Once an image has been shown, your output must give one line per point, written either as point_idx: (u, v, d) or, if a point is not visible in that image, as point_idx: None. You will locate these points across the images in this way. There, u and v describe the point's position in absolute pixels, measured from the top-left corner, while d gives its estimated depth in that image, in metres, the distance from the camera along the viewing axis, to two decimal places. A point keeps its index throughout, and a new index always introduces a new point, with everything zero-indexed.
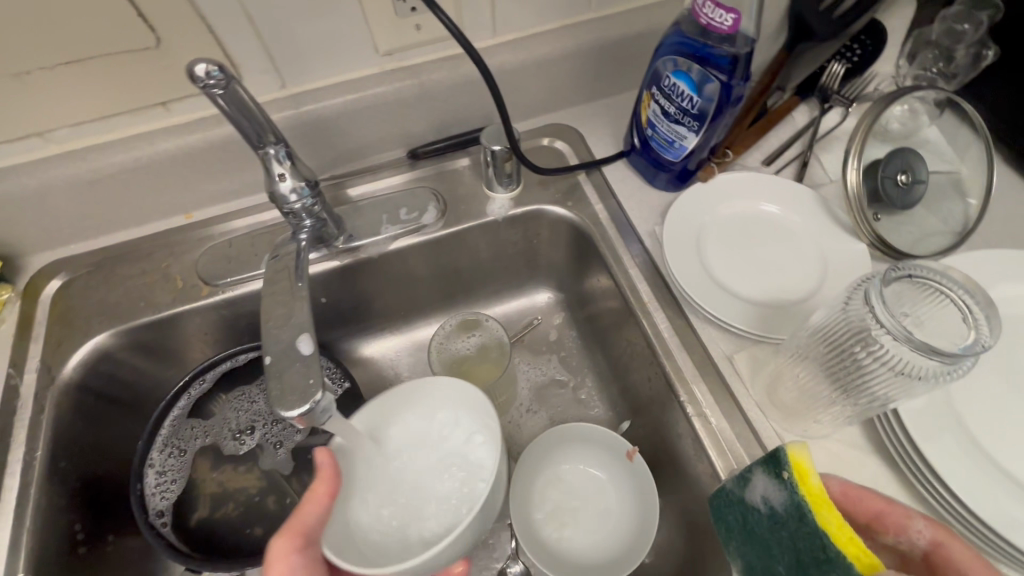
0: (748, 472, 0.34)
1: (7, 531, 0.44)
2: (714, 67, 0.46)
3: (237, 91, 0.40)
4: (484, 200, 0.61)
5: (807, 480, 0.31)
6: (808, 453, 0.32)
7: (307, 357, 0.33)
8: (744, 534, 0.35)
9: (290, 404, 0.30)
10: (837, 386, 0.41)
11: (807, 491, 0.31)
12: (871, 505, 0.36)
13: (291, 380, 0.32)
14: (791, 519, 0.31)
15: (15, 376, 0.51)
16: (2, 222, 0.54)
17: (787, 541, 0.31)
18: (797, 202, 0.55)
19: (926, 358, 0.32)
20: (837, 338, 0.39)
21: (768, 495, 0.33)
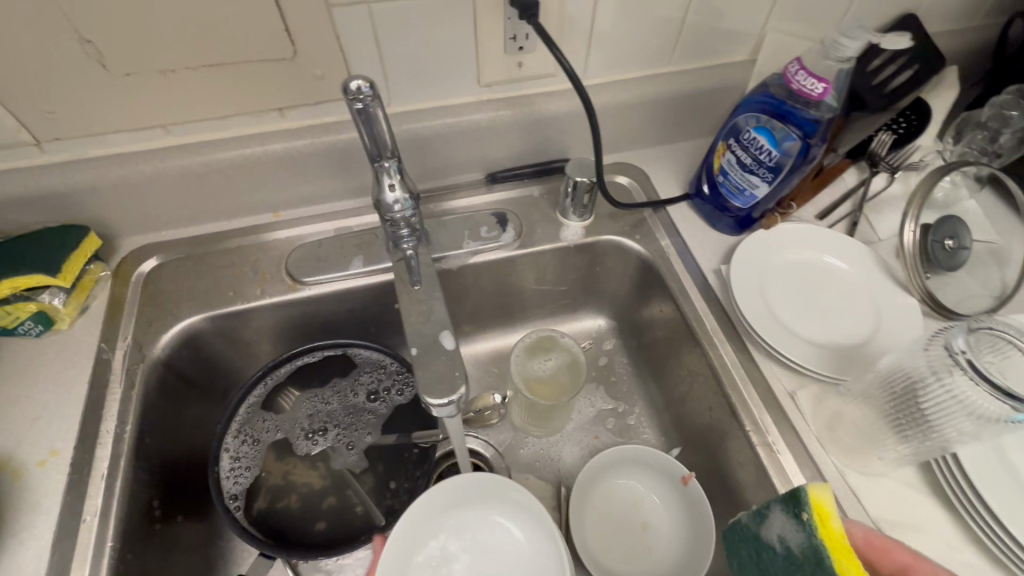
0: (769, 510, 0.37)
1: (99, 501, 0.45)
2: (797, 126, 0.52)
3: (379, 111, 0.44)
4: (557, 226, 0.65)
5: (827, 522, 0.33)
6: (828, 497, 0.34)
7: (450, 350, 0.37)
8: (755, 569, 0.38)
9: (438, 393, 0.34)
10: (903, 426, 0.44)
11: (826, 534, 0.33)
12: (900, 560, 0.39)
13: (437, 372, 0.36)
14: (808, 561, 0.33)
15: (107, 351, 0.53)
16: (109, 203, 0.56)
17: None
18: (854, 256, 0.59)
19: (1005, 403, 0.36)
20: (909, 381, 0.43)
21: (786, 534, 0.35)
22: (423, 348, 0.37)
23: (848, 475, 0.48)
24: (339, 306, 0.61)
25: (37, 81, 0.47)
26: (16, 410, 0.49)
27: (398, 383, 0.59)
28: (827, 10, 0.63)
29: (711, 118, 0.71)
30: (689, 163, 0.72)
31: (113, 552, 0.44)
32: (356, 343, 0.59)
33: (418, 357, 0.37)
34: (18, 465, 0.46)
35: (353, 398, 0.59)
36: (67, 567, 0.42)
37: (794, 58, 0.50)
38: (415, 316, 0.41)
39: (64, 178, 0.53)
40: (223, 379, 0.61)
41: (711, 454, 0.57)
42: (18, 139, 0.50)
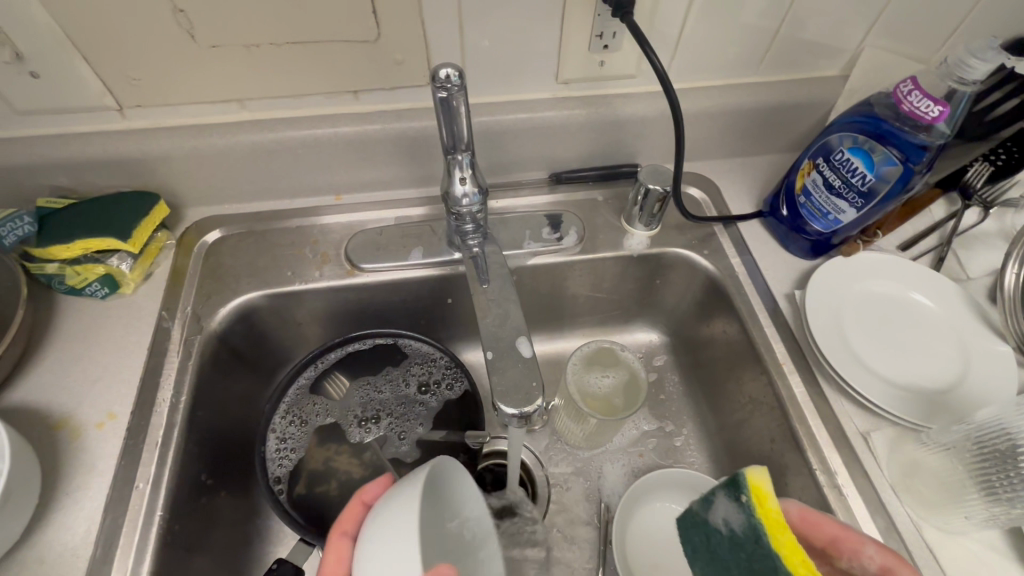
0: (712, 495, 0.39)
1: (153, 469, 0.45)
2: (900, 150, 0.48)
3: (461, 103, 0.43)
4: (621, 234, 0.63)
5: (765, 503, 0.36)
6: (766, 480, 0.37)
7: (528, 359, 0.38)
8: (704, 555, 0.39)
9: (514, 402, 0.35)
10: (991, 488, 0.40)
11: (764, 515, 0.35)
12: (825, 533, 0.41)
13: (515, 379, 0.37)
14: (749, 540, 0.35)
15: (167, 320, 0.53)
16: (180, 173, 0.57)
17: (742, 557, 0.35)
18: (941, 294, 0.55)
19: None
20: (1005, 442, 0.39)
21: (729, 518, 0.37)
22: (499, 352, 0.38)
23: (923, 528, 0.45)
24: (394, 296, 0.60)
25: (126, 46, 0.47)
26: (78, 370, 0.50)
27: (448, 379, 0.58)
28: (936, 28, 0.59)
29: (793, 134, 0.67)
30: (764, 178, 0.69)
31: (163, 522, 0.44)
32: (407, 333, 0.59)
33: (493, 361, 0.38)
34: (77, 424, 0.47)
35: (403, 389, 0.58)
36: (120, 531, 0.42)
37: (909, 77, 0.47)
38: (491, 318, 0.42)
39: (141, 144, 0.54)
40: (273, 358, 0.61)
41: None
42: (101, 102, 0.51)
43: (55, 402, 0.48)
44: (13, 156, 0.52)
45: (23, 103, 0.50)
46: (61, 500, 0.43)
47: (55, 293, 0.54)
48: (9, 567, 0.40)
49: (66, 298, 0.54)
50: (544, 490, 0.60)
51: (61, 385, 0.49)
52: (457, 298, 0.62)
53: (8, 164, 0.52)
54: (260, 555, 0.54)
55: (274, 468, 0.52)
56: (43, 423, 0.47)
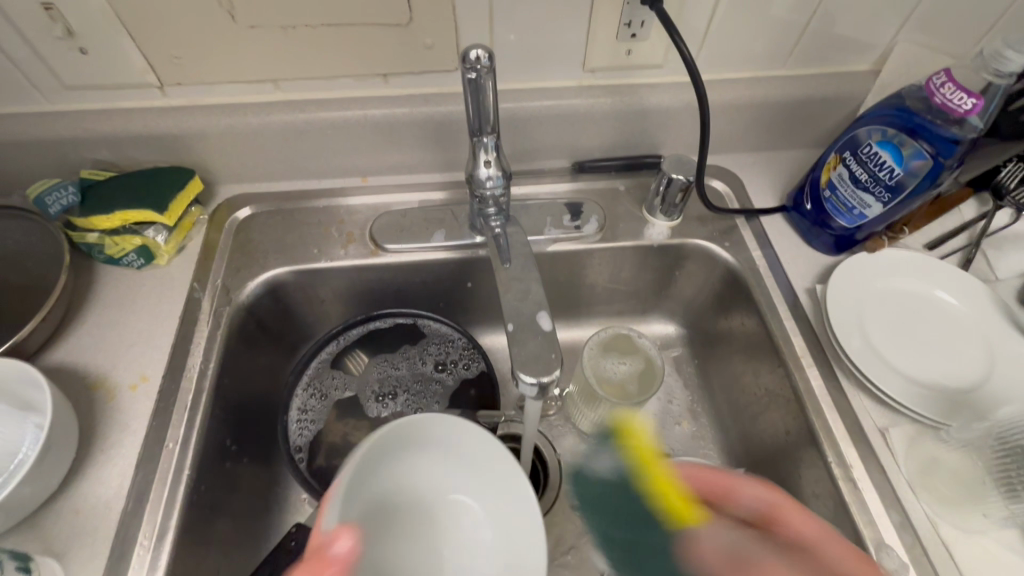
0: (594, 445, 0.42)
1: (182, 430, 0.47)
2: (930, 144, 0.48)
3: (489, 84, 0.43)
4: (642, 223, 0.63)
5: (630, 440, 0.39)
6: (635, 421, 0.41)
7: (547, 332, 0.39)
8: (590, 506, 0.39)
9: (534, 372, 0.36)
10: (1007, 484, 0.42)
11: (630, 448, 0.39)
12: (759, 505, 0.37)
13: (531, 352, 0.38)
14: (621, 477, 0.39)
15: (198, 290, 0.55)
16: (215, 150, 0.59)
17: (619, 494, 0.38)
18: (966, 292, 0.54)
19: None
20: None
21: (598, 460, 0.40)
22: (520, 325, 0.39)
23: (940, 526, 0.44)
24: (415, 277, 0.62)
25: (170, 25, 0.49)
26: (114, 335, 0.52)
27: (465, 359, 0.59)
28: (973, 23, 0.58)
29: (820, 129, 0.67)
30: (789, 173, 0.68)
31: (190, 481, 0.46)
32: (426, 314, 0.60)
33: (514, 333, 0.39)
34: (112, 385, 0.49)
35: (420, 367, 0.59)
36: (150, 486, 0.44)
37: (943, 70, 0.47)
38: (512, 293, 0.43)
39: (179, 121, 0.56)
40: (296, 333, 0.63)
41: (780, 479, 0.54)
42: (144, 79, 0.53)
43: (93, 363, 0.50)
44: (60, 129, 0.54)
45: (71, 79, 0.52)
46: (96, 455, 0.45)
47: (95, 262, 0.56)
48: (47, 514, 0.43)
49: (105, 267, 0.56)
50: (556, 477, 0.56)
51: (99, 347, 0.51)
52: (476, 281, 0.63)
53: (55, 136, 0.55)
54: (279, 521, 0.55)
55: (295, 437, 0.54)
56: (81, 383, 0.49)
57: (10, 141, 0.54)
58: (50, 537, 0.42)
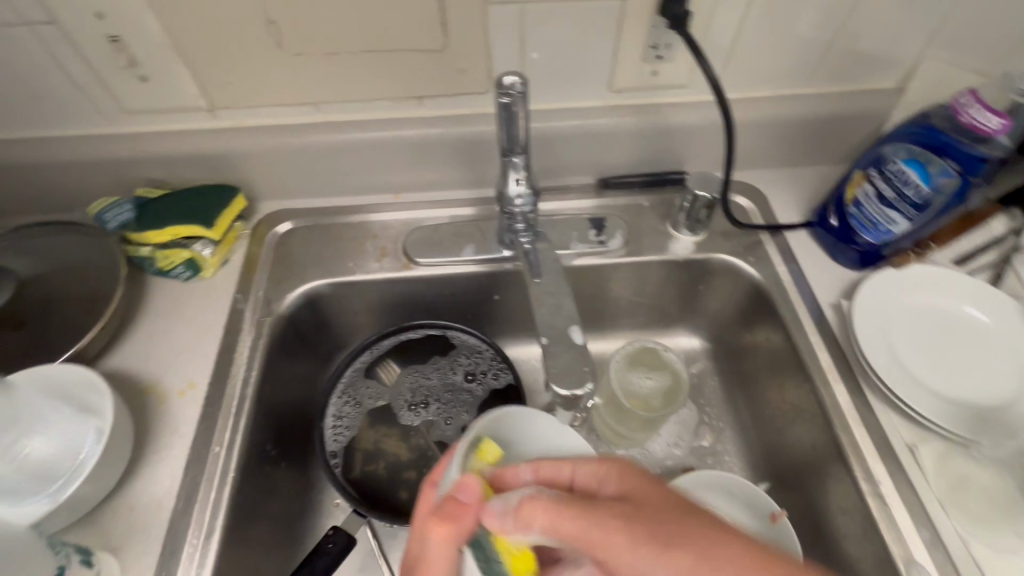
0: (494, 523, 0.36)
1: (227, 435, 0.50)
2: (958, 162, 0.48)
3: (521, 108, 0.45)
4: (666, 238, 0.65)
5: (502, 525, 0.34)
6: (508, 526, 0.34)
7: (579, 345, 0.42)
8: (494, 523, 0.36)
9: (568, 384, 0.40)
10: None
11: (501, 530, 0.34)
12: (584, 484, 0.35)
13: (565, 365, 0.41)
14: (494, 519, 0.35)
15: (241, 302, 0.58)
16: (258, 169, 0.62)
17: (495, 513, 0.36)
18: (996, 308, 0.54)
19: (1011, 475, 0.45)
20: None
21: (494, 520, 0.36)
22: (553, 339, 0.43)
23: (971, 544, 0.44)
24: (445, 289, 0.64)
25: (223, 54, 0.52)
26: (164, 343, 0.55)
27: (493, 369, 0.60)
28: (1001, 41, 0.58)
29: (845, 145, 0.67)
30: (813, 189, 0.68)
31: (234, 483, 0.48)
32: (456, 326, 0.62)
33: (548, 346, 0.42)
34: (162, 391, 0.52)
35: (451, 377, 0.60)
36: (198, 487, 0.47)
37: (969, 90, 0.47)
38: (546, 307, 0.46)
39: (226, 142, 0.59)
40: (330, 343, 0.65)
41: (807, 494, 0.54)
42: (196, 103, 0.57)
43: (145, 369, 0.54)
44: (118, 150, 0.58)
45: (130, 103, 0.56)
46: (149, 456, 0.48)
47: (146, 274, 0.60)
48: (105, 512, 0.46)
49: (155, 279, 0.60)
50: None
51: (150, 355, 0.55)
52: (502, 294, 0.65)
53: (114, 157, 0.59)
54: (314, 524, 0.58)
55: (330, 443, 0.56)
56: (135, 387, 0.52)
57: (74, 161, 0.59)
58: (109, 532, 0.45)
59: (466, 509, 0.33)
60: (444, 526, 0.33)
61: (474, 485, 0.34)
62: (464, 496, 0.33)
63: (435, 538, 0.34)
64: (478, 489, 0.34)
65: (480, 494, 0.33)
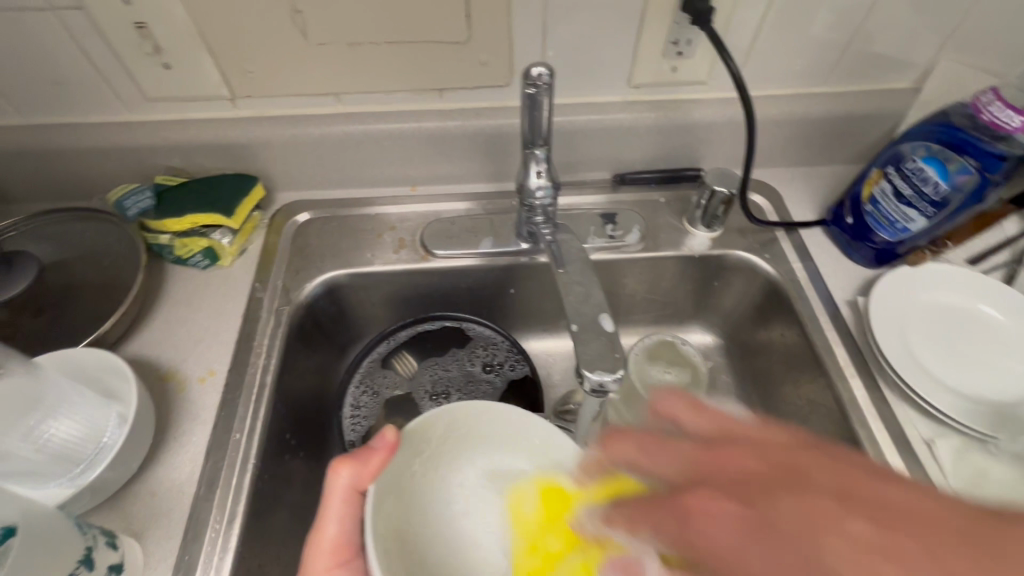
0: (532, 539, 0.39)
1: (247, 422, 0.50)
2: (977, 159, 0.49)
3: (546, 100, 0.45)
4: (682, 234, 0.65)
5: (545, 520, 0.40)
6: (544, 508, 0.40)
7: (609, 332, 0.43)
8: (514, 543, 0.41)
9: (595, 368, 0.40)
10: None
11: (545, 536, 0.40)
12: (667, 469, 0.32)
13: (591, 350, 0.41)
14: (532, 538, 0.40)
15: (260, 291, 0.58)
16: (278, 160, 0.62)
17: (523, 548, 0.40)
18: (1013, 308, 0.54)
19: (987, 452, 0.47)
20: None
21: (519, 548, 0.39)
22: (583, 327, 0.43)
23: None
24: (461, 281, 0.64)
25: (247, 41, 0.53)
26: (183, 331, 0.55)
27: (510, 360, 0.61)
28: (1019, 42, 0.58)
29: (860, 145, 0.68)
30: (828, 187, 0.69)
31: (255, 470, 0.48)
32: (471, 318, 0.62)
33: (578, 334, 0.42)
34: (182, 377, 0.52)
35: (469, 367, 0.61)
36: (218, 473, 0.47)
37: (992, 90, 0.49)
38: (571, 295, 0.46)
39: (246, 132, 0.59)
40: (346, 334, 0.65)
41: None
42: (218, 92, 0.57)
43: (165, 356, 0.54)
44: (139, 138, 0.59)
45: (153, 91, 0.56)
46: (170, 442, 0.48)
47: (165, 262, 0.60)
48: (127, 496, 0.46)
49: (173, 267, 0.60)
50: None
51: (169, 342, 0.55)
52: (519, 288, 0.65)
53: (135, 144, 0.59)
54: None
55: (348, 432, 0.56)
56: (155, 374, 0.52)
57: (94, 148, 0.59)
58: (131, 517, 0.45)
59: (374, 453, 0.37)
60: (347, 463, 0.37)
61: (388, 434, 0.37)
62: (376, 442, 0.38)
63: (344, 476, 0.37)
64: (393, 439, 0.38)
65: (394, 443, 0.37)
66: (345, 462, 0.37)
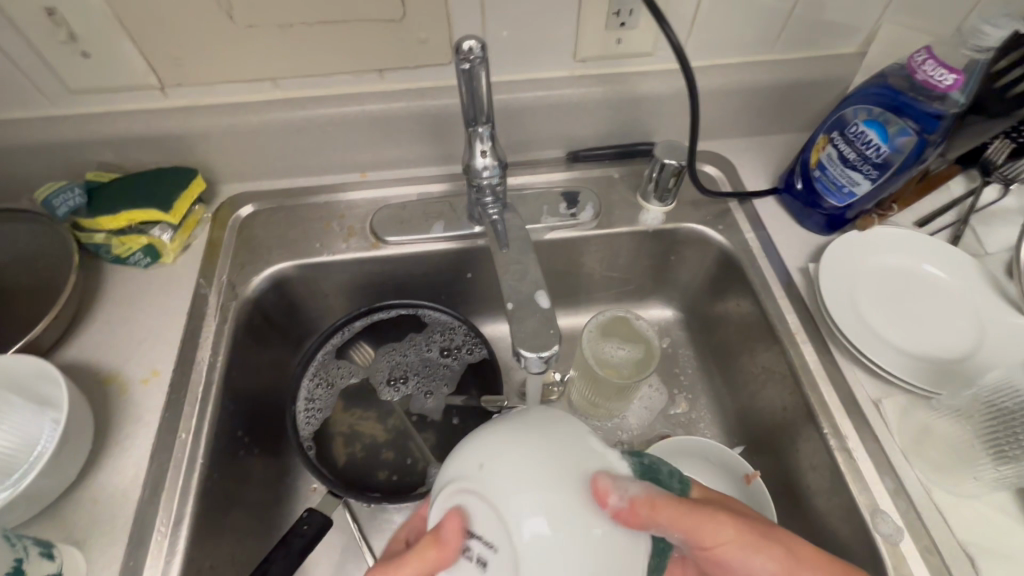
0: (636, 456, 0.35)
1: (193, 421, 0.49)
2: (914, 120, 0.49)
3: (482, 74, 0.44)
4: (637, 209, 0.64)
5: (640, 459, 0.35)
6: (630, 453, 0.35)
7: (546, 309, 0.42)
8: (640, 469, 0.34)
9: (534, 346, 0.39)
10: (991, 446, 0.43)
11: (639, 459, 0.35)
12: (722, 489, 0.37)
13: (533, 328, 0.41)
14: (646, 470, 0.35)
15: (204, 287, 0.56)
16: (216, 151, 0.60)
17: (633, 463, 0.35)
18: (956, 267, 0.55)
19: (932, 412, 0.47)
20: (1003, 404, 0.42)
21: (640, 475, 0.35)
22: (519, 305, 0.43)
23: (934, 493, 0.45)
24: (416, 268, 0.63)
25: (169, 26, 0.50)
26: (124, 332, 0.54)
27: (468, 344, 0.60)
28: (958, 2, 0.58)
29: (810, 112, 0.68)
30: (780, 157, 0.69)
31: (203, 469, 0.47)
32: (426, 303, 0.61)
33: (515, 312, 0.42)
34: (124, 380, 0.51)
35: (427, 352, 0.60)
36: (163, 475, 0.46)
37: (925, 47, 0.49)
38: (515, 273, 0.46)
39: (180, 122, 0.57)
40: (301, 328, 0.64)
41: (780, 456, 0.55)
42: (145, 81, 0.54)
43: (105, 359, 0.52)
44: (65, 133, 0.56)
45: (75, 83, 0.53)
46: (112, 447, 0.47)
47: (102, 262, 0.58)
48: (67, 505, 0.44)
49: (112, 267, 0.58)
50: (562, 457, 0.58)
51: (109, 344, 0.53)
52: (475, 272, 0.64)
53: (60, 140, 0.56)
54: (290, 510, 0.57)
55: (303, 426, 0.55)
56: (95, 378, 0.50)
57: (17, 146, 0.56)
58: (71, 525, 0.43)
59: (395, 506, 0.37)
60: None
61: None
62: None
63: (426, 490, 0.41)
64: None
65: None
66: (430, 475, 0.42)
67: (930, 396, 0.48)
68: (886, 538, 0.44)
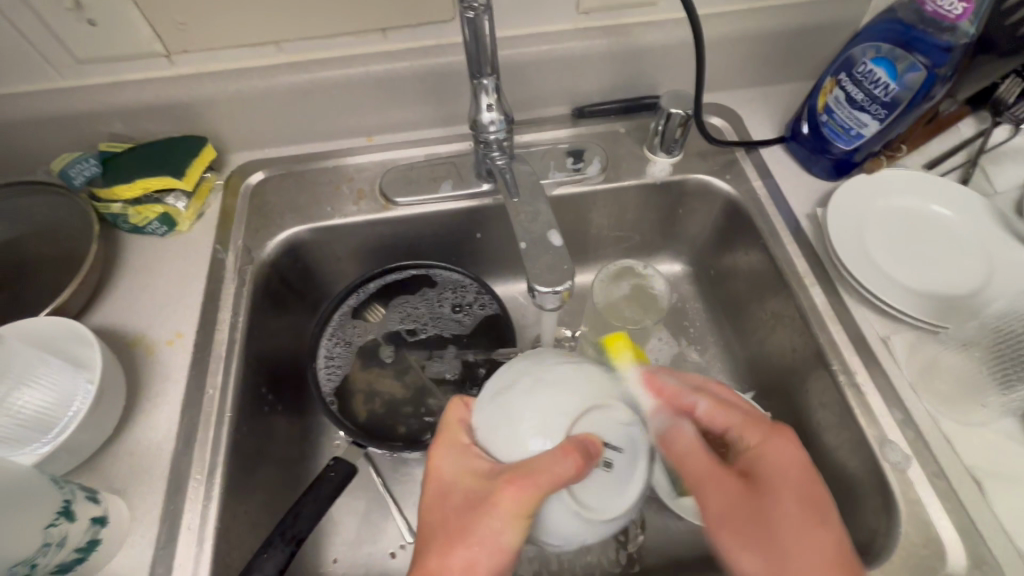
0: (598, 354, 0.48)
1: (219, 377, 0.50)
2: (924, 55, 0.49)
3: (487, 22, 0.44)
4: (644, 163, 0.65)
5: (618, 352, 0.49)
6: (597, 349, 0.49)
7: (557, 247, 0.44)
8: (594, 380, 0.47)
9: (546, 281, 0.41)
10: (999, 373, 0.44)
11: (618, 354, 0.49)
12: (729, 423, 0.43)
13: (546, 265, 0.42)
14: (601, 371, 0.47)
15: (221, 252, 0.58)
16: (224, 118, 0.60)
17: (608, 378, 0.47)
18: (965, 206, 0.55)
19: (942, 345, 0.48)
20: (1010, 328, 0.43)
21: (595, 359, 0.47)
22: (531, 244, 0.44)
23: (941, 422, 0.47)
24: (426, 229, 0.64)
25: None
26: (147, 297, 0.55)
27: (480, 299, 0.61)
28: None
29: (817, 58, 0.67)
30: (787, 105, 0.69)
31: (232, 423, 0.49)
32: (437, 263, 0.62)
33: (527, 251, 0.44)
34: (150, 342, 0.52)
35: (439, 308, 0.62)
36: (196, 428, 0.48)
37: None
38: (526, 222, 0.46)
39: (187, 90, 0.57)
40: (316, 291, 0.65)
41: (790, 397, 0.56)
42: (151, 48, 0.55)
43: (131, 323, 0.53)
44: (76, 104, 0.57)
45: (81, 52, 0.54)
46: (145, 404, 0.49)
47: (121, 231, 0.59)
48: (106, 457, 0.46)
49: (131, 236, 0.59)
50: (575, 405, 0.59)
51: (133, 309, 0.54)
52: (485, 231, 0.65)
53: (73, 112, 0.57)
54: (316, 464, 0.59)
55: (324, 383, 0.57)
56: (122, 341, 0.52)
57: (31, 119, 0.57)
58: (112, 476, 0.45)
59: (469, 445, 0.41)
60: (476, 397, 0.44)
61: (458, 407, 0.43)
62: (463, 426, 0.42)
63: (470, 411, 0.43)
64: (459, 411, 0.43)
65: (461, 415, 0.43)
66: (465, 398, 0.44)
67: (937, 329, 0.49)
68: (894, 465, 0.45)
